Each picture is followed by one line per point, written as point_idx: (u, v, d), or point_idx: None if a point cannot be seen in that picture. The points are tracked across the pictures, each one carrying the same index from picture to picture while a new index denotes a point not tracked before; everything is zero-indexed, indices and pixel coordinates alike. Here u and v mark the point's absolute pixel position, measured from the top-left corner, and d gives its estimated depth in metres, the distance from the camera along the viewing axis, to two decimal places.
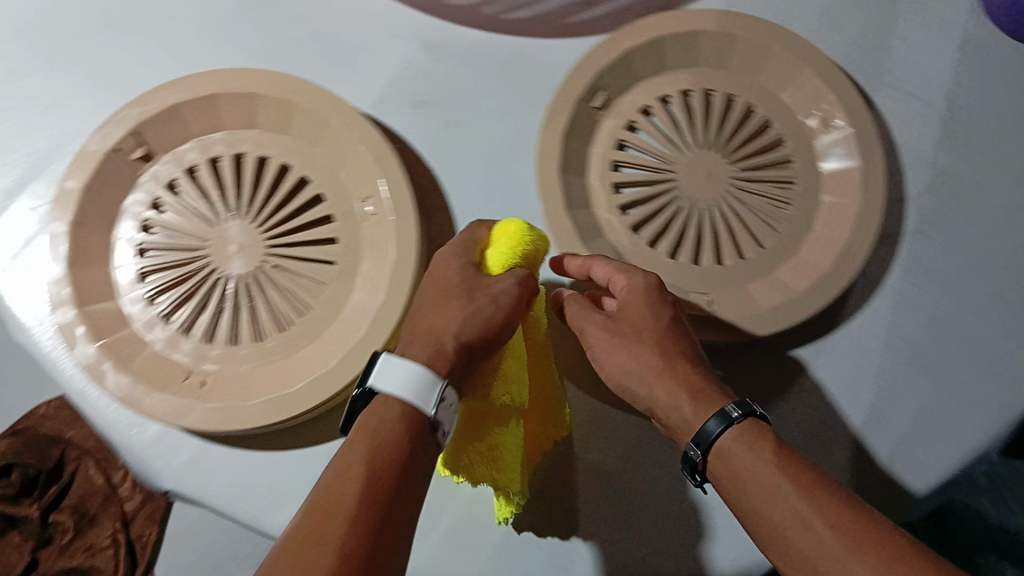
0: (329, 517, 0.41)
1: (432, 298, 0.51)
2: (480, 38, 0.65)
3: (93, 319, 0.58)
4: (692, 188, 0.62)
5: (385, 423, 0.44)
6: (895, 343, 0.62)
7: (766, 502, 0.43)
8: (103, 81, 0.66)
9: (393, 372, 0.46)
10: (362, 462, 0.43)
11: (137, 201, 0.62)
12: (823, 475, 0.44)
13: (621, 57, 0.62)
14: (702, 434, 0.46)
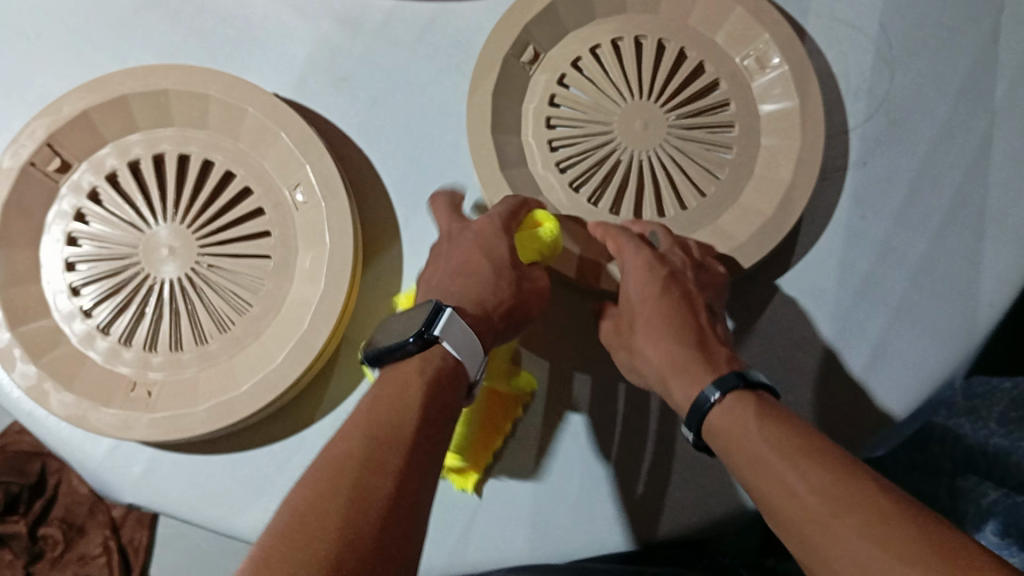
0: (389, 444, 0.40)
1: (478, 262, 0.51)
2: (396, 7, 0.63)
3: (29, 340, 0.56)
4: (631, 139, 0.60)
5: (413, 378, 0.44)
6: (850, 277, 0.61)
7: (756, 469, 0.42)
8: (10, 93, 0.64)
9: (459, 330, 0.45)
10: (403, 412, 0.42)
11: (60, 214, 0.60)
12: (810, 435, 0.42)
13: (547, 9, 0.60)
14: (697, 404, 0.46)
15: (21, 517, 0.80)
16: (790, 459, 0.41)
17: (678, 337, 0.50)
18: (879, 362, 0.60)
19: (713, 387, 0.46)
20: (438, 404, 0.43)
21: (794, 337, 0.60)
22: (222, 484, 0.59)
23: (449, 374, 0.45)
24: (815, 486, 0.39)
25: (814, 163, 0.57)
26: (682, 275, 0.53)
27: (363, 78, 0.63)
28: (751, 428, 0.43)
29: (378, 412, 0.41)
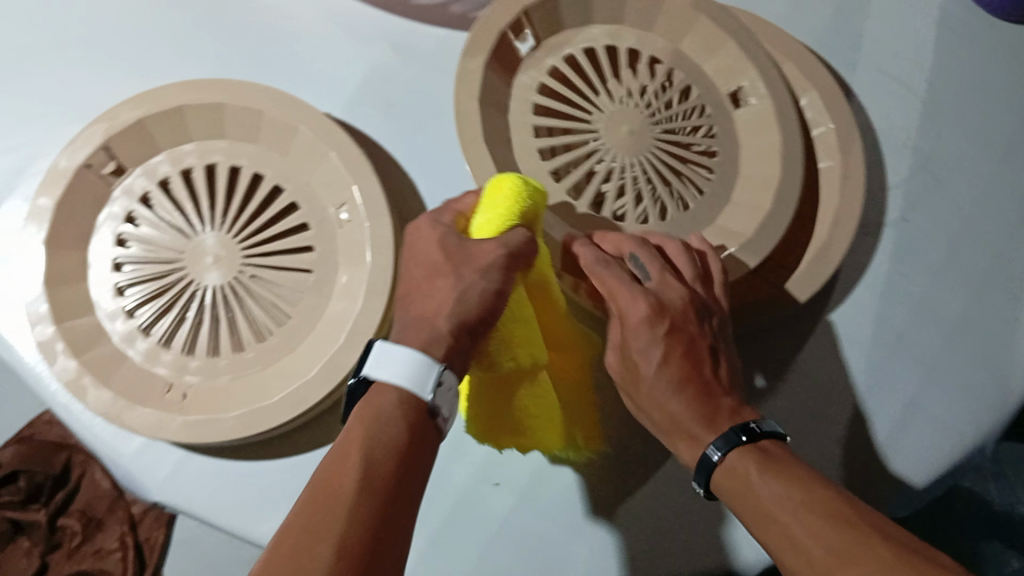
0: (327, 505, 0.38)
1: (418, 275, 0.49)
2: (448, 38, 0.65)
3: (73, 335, 0.58)
4: (614, 141, 0.59)
5: (376, 415, 0.41)
6: (881, 333, 0.61)
7: (765, 525, 0.43)
8: (65, 96, 0.65)
9: (390, 362, 0.43)
10: (351, 459, 0.39)
11: (111, 215, 0.61)
12: (810, 483, 0.43)
13: (547, 1, 0.60)
14: (703, 461, 0.47)
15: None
16: (798, 513, 0.42)
17: (685, 397, 0.49)
18: (908, 424, 0.60)
19: (713, 447, 0.46)
20: (391, 443, 0.40)
21: (820, 389, 0.60)
22: (244, 491, 0.60)
23: (403, 407, 0.42)
24: (822, 541, 0.40)
25: (852, 219, 0.58)
26: (682, 321, 0.50)
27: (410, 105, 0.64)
28: (756, 484, 0.44)
29: (337, 460, 0.40)
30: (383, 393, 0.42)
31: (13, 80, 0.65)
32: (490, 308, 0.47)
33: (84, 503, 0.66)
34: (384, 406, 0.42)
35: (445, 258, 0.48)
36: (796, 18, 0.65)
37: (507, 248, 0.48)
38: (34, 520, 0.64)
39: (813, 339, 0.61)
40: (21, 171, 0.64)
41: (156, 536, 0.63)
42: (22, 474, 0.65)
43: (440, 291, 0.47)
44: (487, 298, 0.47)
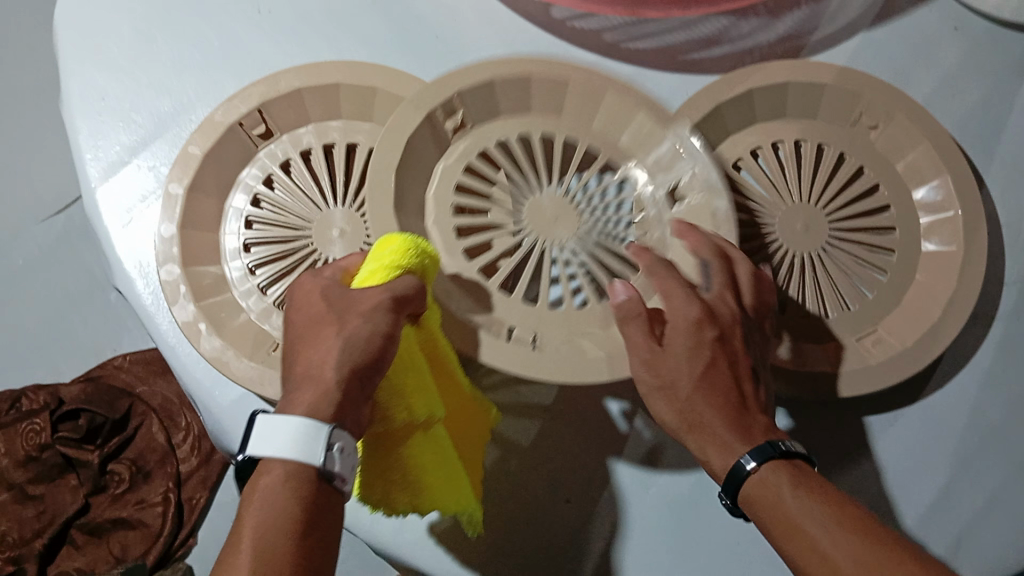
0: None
1: (303, 325, 0.48)
2: (599, 62, 0.68)
3: (196, 279, 0.61)
4: (539, 228, 0.57)
5: (266, 495, 0.41)
6: (975, 425, 0.62)
7: (797, 544, 0.42)
8: (231, 57, 0.69)
9: (272, 434, 0.42)
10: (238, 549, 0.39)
11: (251, 175, 0.65)
12: (845, 509, 0.43)
13: (486, 82, 0.57)
14: (730, 476, 0.45)
15: (97, 448, 0.91)
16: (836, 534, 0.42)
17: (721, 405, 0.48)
18: (988, 516, 0.60)
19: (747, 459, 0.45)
20: (278, 523, 0.39)
21: (909, 463, 0.61)
22: None
23: (287, 486, 0.41)
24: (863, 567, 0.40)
25: (965, 307, 0.59)
26: (724, 330, 0.50)
27: None
28: (789, 507, 0.43)
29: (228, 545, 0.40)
30: (270, 469, 0.42)
31: (184, 36, 0.70)
32: (379, 351, 0.46)
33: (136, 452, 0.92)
34: (263, 488, 0.41)
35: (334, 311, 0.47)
36: (939, 102, 0.68)
37: (393, 293, 0.48)
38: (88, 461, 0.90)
39: (905, 415, 0.62)
40: (175, 120, 0.68)
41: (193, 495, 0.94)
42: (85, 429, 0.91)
43: (328, 341, 0.46)
44: (375, 340, 0.46)
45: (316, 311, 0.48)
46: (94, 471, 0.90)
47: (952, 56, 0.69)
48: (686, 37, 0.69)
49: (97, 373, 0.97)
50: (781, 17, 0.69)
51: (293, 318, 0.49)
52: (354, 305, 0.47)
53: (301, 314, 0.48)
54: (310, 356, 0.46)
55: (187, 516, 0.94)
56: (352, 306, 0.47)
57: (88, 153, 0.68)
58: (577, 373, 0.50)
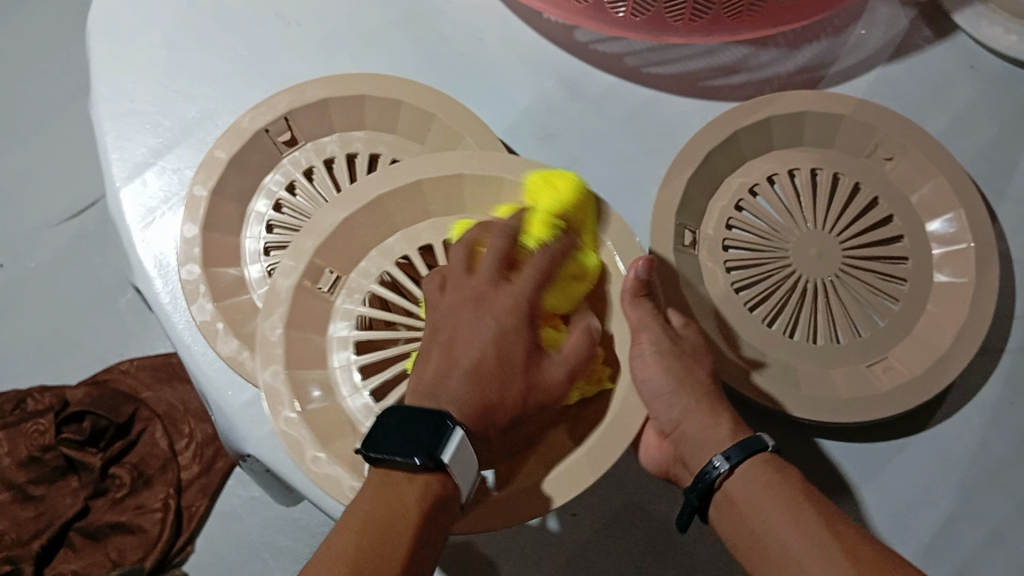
0: (391, 530, 0.39)
1: (460, 381, 0.45)
2: (620, 85, 0.70)
3: (214, 281, 0.62)
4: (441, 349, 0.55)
5: (410, 509, 0.40)
6: (982, 458, 0.62)
7: (772, 547, 0.44)
8: (259, 67, 0.71)
9: (462, 460, 0.42)
10: (395, 529, 0.39)
11: (273, 180, 0.66)
12: (821, 505, 0.44)
13: (373, 203, 0.54)
14: (706, 470, 0.47)
15: (99, 451, 0.91)
16: (809, 526, 0.43)
17: (699, 417, 0.50)
18: (994, 548, 0.60)
19: (722, 455, 0.47)
20: (440, 501, 0.41)
21: (916, 493, 0.61)
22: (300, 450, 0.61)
23: (428, 491, 0.41)
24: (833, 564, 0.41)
25: (974, 337, 0.59)
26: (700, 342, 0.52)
27: (568, 138, 0.69)
28: (763, 500, 0.45)
29: (370, 538, 0.39)
30: (421, 481, 0.41)
31: (214, 46, 0.71)
32: (524, 380, 0.46)
33: (139, 456, 0.93)
34: (408, 491, 0.41)
35: (495, 354, 0.46)
36: (953, 139, 0.69)
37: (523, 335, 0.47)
38: (92, 463, 0.90)
39: (911, 447, 0.62)
40: (199, 124, 0.70)
41: (197, 505, 0.94)
42: (89, 416, 0.92)
43: (461, 378, 0.45)
44: (528, 384, 0.46)
45: (465, 322, 0.47)
46: (95, 475, 0.90)
47: (966, 96, 0.70)
48: (704, 64, 0.70)
49: (102, 378, 0.97)
50: (800, 49, 0.70)
51: (426, 368, 0.47)
52: (515, 343, 0.47)
53: (434, 309, 0.50)
54: (448, 360, 0.46)
55: (185, 525, 0.93)
56: (513, 360, 0.46)
57: (114, 153, 0.69)
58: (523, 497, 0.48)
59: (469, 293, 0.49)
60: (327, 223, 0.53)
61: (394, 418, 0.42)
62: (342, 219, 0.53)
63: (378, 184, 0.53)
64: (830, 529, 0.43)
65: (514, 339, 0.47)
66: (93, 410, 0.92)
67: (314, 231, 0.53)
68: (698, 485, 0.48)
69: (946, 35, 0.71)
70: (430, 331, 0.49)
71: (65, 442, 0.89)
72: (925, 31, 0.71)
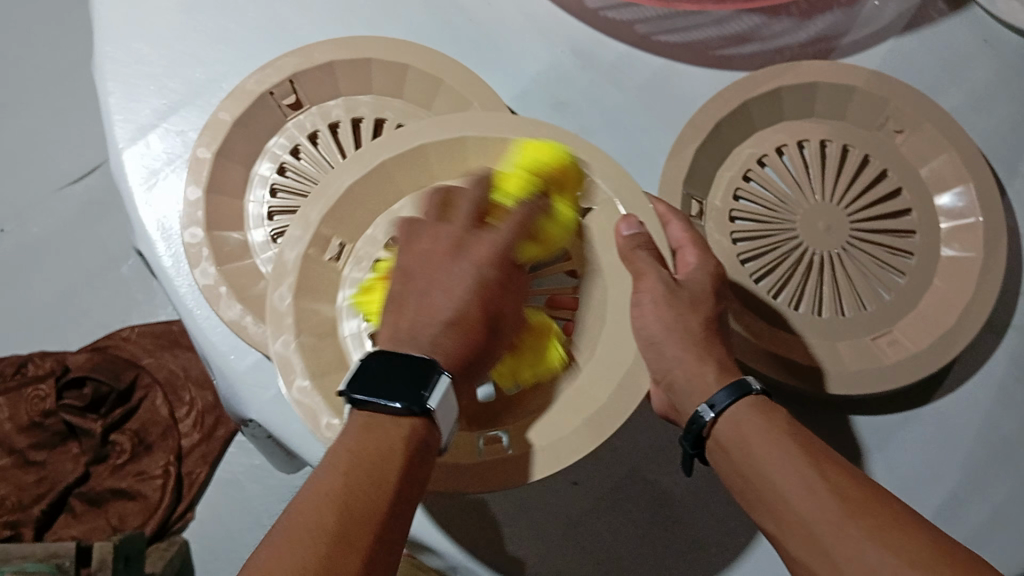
0: (374, 471, 0.39)
1: (450, 339, 0.45)
2: (629, 53, 0.69)
3: (217, 244, 0.61)
4: None
5: (392, 450, 0.40)
6: (985, 434, 0.62)
7: (759, 488, 0.43)
8: (265, 30, 0.70)
9: (447, 400, 0.42)
10: (381, 473, 0.39)
11: (278, 144, 0.65)
12: (809, 441, 0.44)
13: (382, 166, 0.52)
14: (695, 417, 0.47)
15: (100, 417, 0.90)
16: (798, 467, 0.42)
17: (684, 362, 0.48)
18: (995, 524, 0.60)
19: (708, 402, 0.46)
20: (416, 438, 0.41)
21: (918, 467, 0.61)
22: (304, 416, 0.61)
23: (411, 435, 0.41)
24: (822, 504, 0.40)
25: (981, 313, 0.58)
26: (720, 301, 0.52)
27: (575, 106, 0.68)
28: (753, 441, 0.44)
29: (357, 474, 0.38)
30: (404, 425, 0.41)
31: (219, 7, 0.71)
32: (496, 316, 0.48)
33: (140, 423, 0.92)
34: (392, 436, 0.40)
35: (477, 307, 0.46)
36: (965, 115, 0.68)
37: (489, 266, 0.48)
38: (93, 428, 0.89)
39: (915, 421, 0.62)
40: (204, 87, 0.69)
41: (197, 471, 0.95)
42: (91, 382, 0.90)
43: (449, 337, 0.45)
44: (495, 323, 0.47)
45: (437, 270, 0.47)
46: (95, 441, 0.89)
47: (980, 70, 0.69)
48: (716, 33, 0.69)
49: (103, 344, 0.97)
50: (813, 19, 0.69)
51: (394, 316, 0.46)
52: (491, 299, 0.47)
53: (402, 253, 0.49)
54: (427, 305, 0.46)
55: (185, 491, 0.94)
56: (492, 314, 0.47)
57: (118, 114, 0.69)
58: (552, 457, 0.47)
59: (447, 239, 0.49)
60: (334, 190, 0.51)
61: (379, 364, 0.42)
62: (348, 185, 0.52)
63: (383, 151, 0.52)
64: (815, 465, 0.42)
65: (495, 293, 0.48)
66: (94, 374, 0.90)
67: (320, 198, 0.51)
68: (690, 433, 0.48)
69: (962, 7, 0.70)
70: (398, 275, 0.48)
71: (67, 408, 0.89)
72: (940, 3, 0.70)
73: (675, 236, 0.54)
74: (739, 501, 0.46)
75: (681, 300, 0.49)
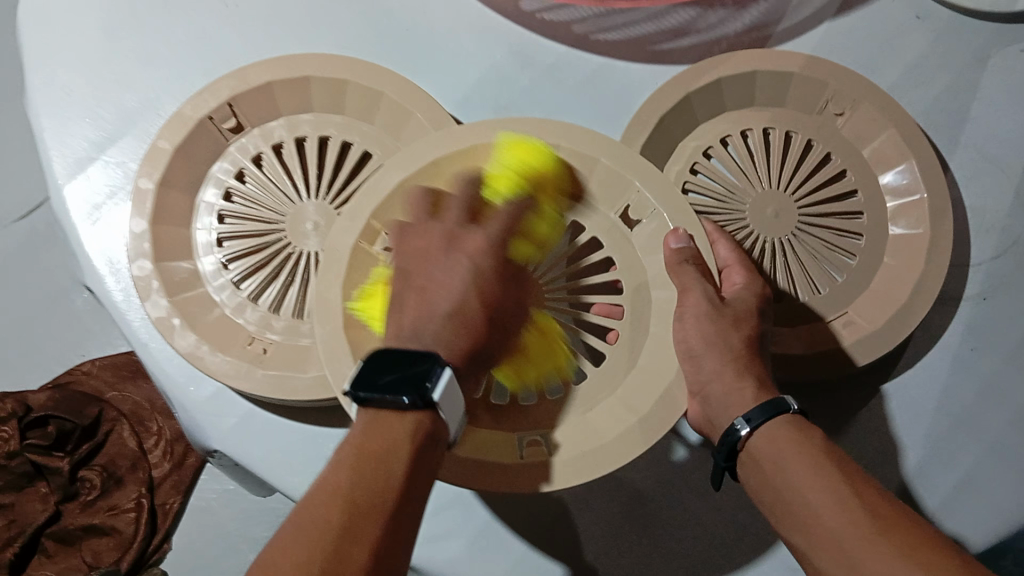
0: (380, 464, 0.39)
1: (451, 332, 0.48)
2: (569, 53, 0.69)
3: (167, 275, 0.60)
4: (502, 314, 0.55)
5: (400, 445, 0.40)
6: (946, 405, 0.63)
7: (789, 503, 0.43)
8: (201, 53, 0.69)
9: (448, 392, 0.43)
10: (386, 461, 0.39)
11: (222, 169, 0.65)
12: (842, 458, 0.44)
13: (429, 165, 0.53)
14: (730, 431, 0.47)
15: (66, 454, 0.89)
16: (831, 480, 0.42)
17: (724, 375, 0.49)
18: (963, 493, 0.61)
19: (744, 417, 0.47)
20: (422, 431, 0.41)
21: (883, 443, 0.62)
22: (267, 443, 0.61)
23: (420, 428, 0.41)
24: (850, 516, 0.40)
25: (932, 288, 0.59)
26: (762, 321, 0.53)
27: (520, 110, 0.68)
28: (785, 455, 0.44)
29: (363, 468, 0.38)
30: (411, 418, 0.42)
31: (152, 34, 0.70)
32: (494, 298, 0.52)
33: (108, 458, 0.91)
34: (400, 431, 0.41)
35: (478, 298, 0.51)
36: (903, 91, 0.69)
37: (477, 254, 0.52)
38: (60, 467, 0.88)
39: (878, 398, 0.63)
40: (141, 115, 0.68)
41: (171, 502, 0.93)
42: (53, 421, 0.89)
43: (448, 328, 0.49)
44: (487, 293, 0.52)
45: (437, 269, 0.51)
46: (64, 478, 0.88)
47: (915, 47, 0.70)
48: (654, 27, 0.70)
49: (63, 380, 0.95)
50: (748, 7, 0.70)
51: (396, 313, 0.50)
52: (491, 289, 0.52)
53: (399, 254, 0.52)
54: (427, 300, 0.50)
55: (160, 522, 0.92)
56: (490, 303, 0.52)
57: (55, 149, 0.68)
58: (582, 472, 0.48)
59: (435, 238, 0.52)
60: (384, 188, 0.52)
61: (386, 364, 0.43)
62: (397, 182, 0.52)
63: (434, 147, 0.53)
64: (846, 480, 0.42)
65: (491, 282, 0.52)
66: (56, 412, 0.89)
67: (371, 194, 0.52)
68: (724, 448, 0.48)
69: None
70: (398, 276, 0.51)
71: (32, 448, 0.87)
72: None
73: (721, 253, 0.55)
74: (772, 522, 0.46)
75: (724, 316, 0.50)
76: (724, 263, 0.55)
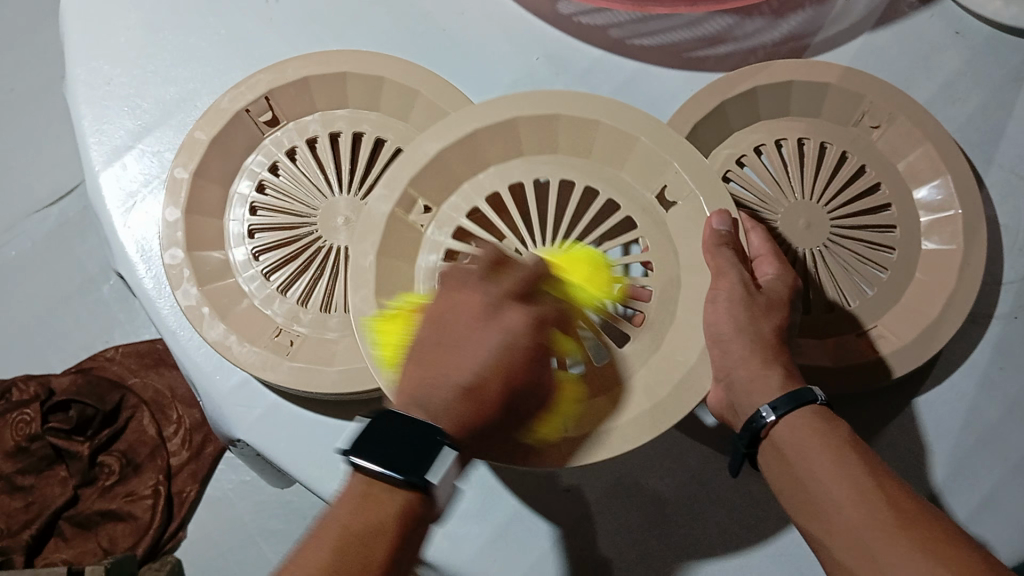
0: (363, 549, 0.39)
1: (455, 409, 0.43)
2: (604, 58, 0.69)
3: (199, 264, 0.61)
4: None
5: (387, 526, 0.40)
6: (974, 423, 0.62)
7: (810, 496, 0.43)
8: (238, 47, 0.70)
9: (449, 474, 0.41)
10: (370, 546, 0.39)
11: (256, 162, 0.65)
12: (865, 451, 0.44)
13: (467, 137, 0.53)
14: (753, 418, 0.46)
15: (87, 440, 0.90)
16: (854, 474, 0.42)
17: (750, 361, 0.47)
18: (987, 512, 0.61)
19: (769, 405, 0.46)
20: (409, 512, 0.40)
21: (908, 459, 0.62)
22: (291, 435, 0.61)
23: (403, 509, 0.40)
24: (874, 515, 0.40)
25: (962, 306, 0.59)
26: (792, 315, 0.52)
27: None
28: (808, 448, 0.44)
29: (345, 556, 0.38)
30: (400, 497, 0.41)
31: (190, 27, 0.70)
32: (521, 367, 0.45)
33: (128, 444, 0.91)
34: (388, 510, 0.40)
35: (499, 376, 0.44)
36: (939, 107, 0.69)
37: (533, 315, 0.47)
38: (79, 451, 0.89)
39: (905, 414, 0.62)
40: (177, 105, 0.69)
41: (187, 490, 0.93)
42: (76, 406, 0.89)
43: (455, 402, 0.43)
44: (511, 369, 0.45)
45: (467, 329, 0.45)
46: (82, 463, 0.89)
47: (953, 63, 0.69)
48: (689, 34, 0.70)
49: (87, 365, 0.96)
50: (786, 17, 0.70)
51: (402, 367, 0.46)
52: (517, 368, 0.45)
53: (438, 296, 0.48)
54: (446, 360, 0.45)
55: (176, 509, 0.92)
56: (513, 377, 0.45)
57: (92, 136, 0.69)
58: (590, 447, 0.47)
59: (472, 302, 0.46)
60: (422, 154, 0.52)
61: (389, 429, 0.41)
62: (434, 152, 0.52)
63: (475, 120, 0.53)
64: (869, 475, 0.42)
65: (518, 357, 0.45)
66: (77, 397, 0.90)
67: (412, 159, 0.52)
68: (745, 435, 0.47)
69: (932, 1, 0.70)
70: (427, 321, 0.47)
71: (53, 431, 0.88)
72: None
73: (751, 244, 0.54)
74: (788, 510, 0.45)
75: (756, 303, 0.49)
76: (757, 254, 0.54)
